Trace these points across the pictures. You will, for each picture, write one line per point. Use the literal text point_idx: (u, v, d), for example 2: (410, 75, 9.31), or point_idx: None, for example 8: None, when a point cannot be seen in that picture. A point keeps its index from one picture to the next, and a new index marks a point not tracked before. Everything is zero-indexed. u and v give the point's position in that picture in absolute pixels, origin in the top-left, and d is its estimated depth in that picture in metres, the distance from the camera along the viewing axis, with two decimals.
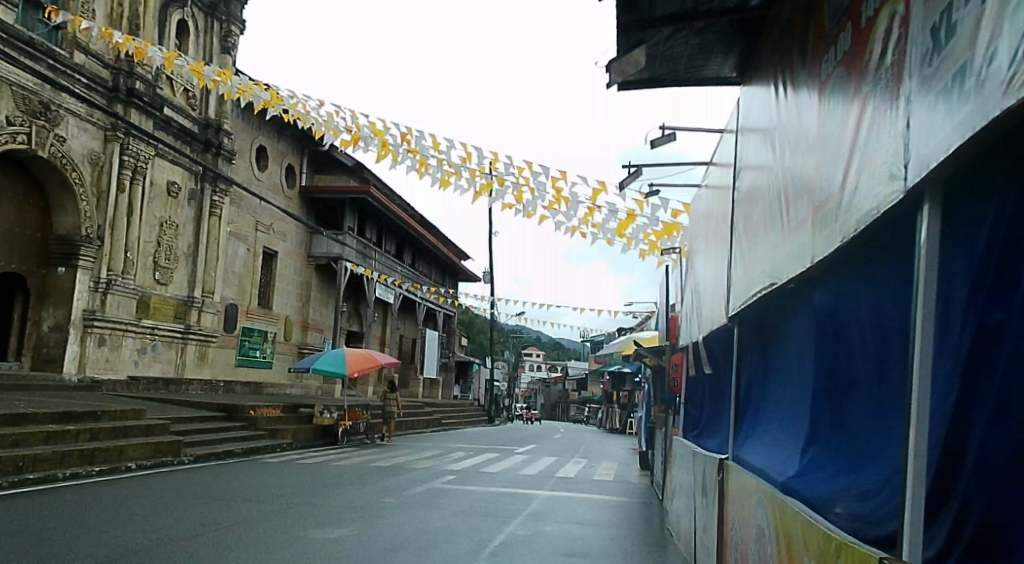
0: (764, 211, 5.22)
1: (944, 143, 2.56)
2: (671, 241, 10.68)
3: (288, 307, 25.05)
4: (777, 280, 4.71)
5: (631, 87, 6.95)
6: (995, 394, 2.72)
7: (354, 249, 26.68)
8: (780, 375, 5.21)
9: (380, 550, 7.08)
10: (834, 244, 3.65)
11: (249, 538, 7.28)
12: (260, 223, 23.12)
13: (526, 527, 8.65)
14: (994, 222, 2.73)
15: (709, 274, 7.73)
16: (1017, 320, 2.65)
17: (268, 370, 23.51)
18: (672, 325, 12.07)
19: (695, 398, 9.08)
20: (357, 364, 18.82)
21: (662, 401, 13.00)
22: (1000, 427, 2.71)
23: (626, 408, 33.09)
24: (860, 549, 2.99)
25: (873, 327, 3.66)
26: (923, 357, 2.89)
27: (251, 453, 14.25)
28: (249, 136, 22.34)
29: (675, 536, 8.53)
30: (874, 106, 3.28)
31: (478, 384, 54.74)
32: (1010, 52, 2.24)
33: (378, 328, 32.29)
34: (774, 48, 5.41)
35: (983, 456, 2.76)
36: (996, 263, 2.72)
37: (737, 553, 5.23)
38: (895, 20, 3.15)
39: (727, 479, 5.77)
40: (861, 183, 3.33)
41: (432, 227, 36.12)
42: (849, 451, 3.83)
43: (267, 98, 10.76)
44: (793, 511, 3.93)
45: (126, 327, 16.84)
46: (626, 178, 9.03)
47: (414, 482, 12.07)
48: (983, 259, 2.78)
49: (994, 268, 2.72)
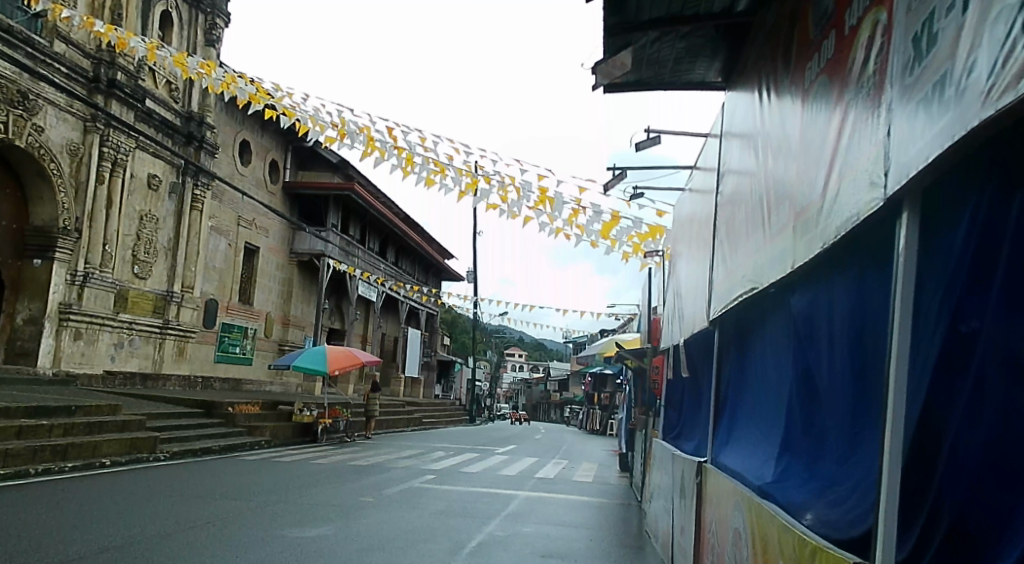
0: (746, 215, 5.24)
1: (924, 151, 2.58)
2: (654, 244, 10.67)
3: (269, 303, 24.92)
4: (758, 284, 4.73)
5: (617, 90, 6.96)
6: (967, 401, 2.75)
7: (337, 246, 26.57)
8: (758, 379, 5.23)
9: (357, 550, 7.05)
10: (815, 249, 3.67)
11: (224, 536, 7.22)
12: (242, 218, 22.97)
13: (504, 527, 8.65)
14: (967, 230, 2.75)
15: (691, 278, 7.76)
16: (989, 327, 2.68)
17: (248, 366, 23.37)
18: (654, 327, 12.10)
19: (675, 400, 9.10)
20: (338, 361, 18.74)
21: (642, 403, 13.04)
22: (971, 434, 2.74)
23: (607, 410, 33.16)
24: (834, 553, 3.01)
25: (850, 332, 3.69)
26: (899, 364, 2.90)
27: (228, 450, 14.15)
28: (232, 131, 22.22)
29: (653, 537, 8.56)
30: (856, 113, 3.30)
31: (460, 383, 54.71)
32: (990, 63, 2.26)
33: (360, 326, 32.20)
34: (759, 54, 5.43)
35: (955, 462, 2.79)
36: (968, 271, 2.74)
37: (713, 554, 5.26)
38: (878, 28, 3.17)
39: (705, 482, 5.80)
40: (842, 188, 3.35)
41: (416, 226, 36.05)
42: (825, 456, 3.85)
43: (252, 91, 10.67)
44: (769, 514, 3.94)
45: (103, 321, 16.67)
46: (611, 181, 9.06)
47: (393, 481, 12.03)
48: (957, 266, 2.80)
49: (967, 276, 2.75)
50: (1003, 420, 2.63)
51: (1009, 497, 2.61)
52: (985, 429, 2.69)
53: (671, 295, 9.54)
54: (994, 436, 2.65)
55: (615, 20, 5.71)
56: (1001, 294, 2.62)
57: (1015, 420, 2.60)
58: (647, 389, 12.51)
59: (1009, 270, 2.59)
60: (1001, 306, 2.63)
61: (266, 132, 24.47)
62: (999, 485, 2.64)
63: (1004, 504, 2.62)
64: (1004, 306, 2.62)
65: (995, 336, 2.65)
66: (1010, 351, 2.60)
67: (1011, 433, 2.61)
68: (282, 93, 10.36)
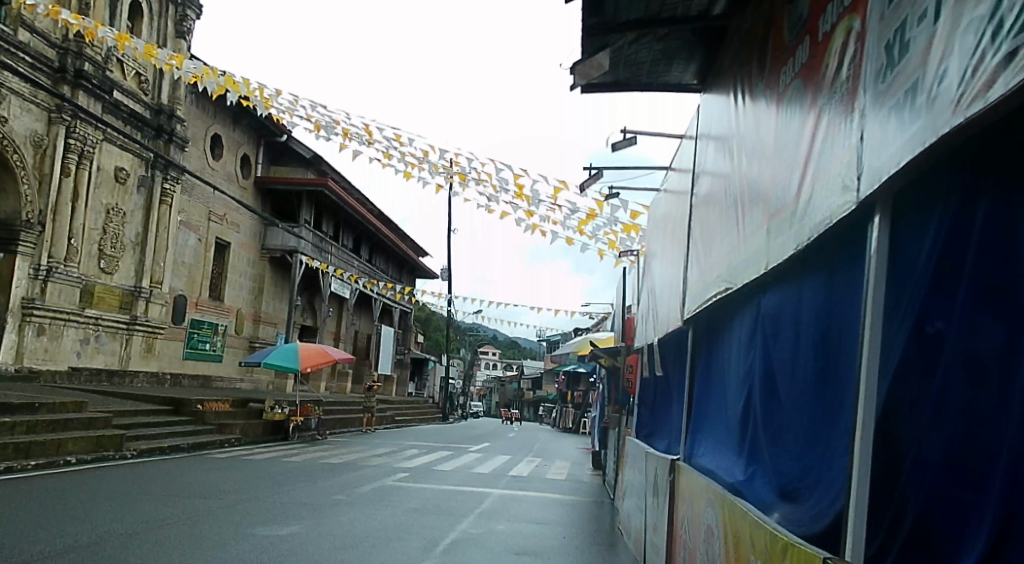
0: (720, 216, 5.32)
1: (895, 156, 2.65)
2: (630, 242, 10.73)
3: (240, 299, 24.71)
4: (732, 284, 4.78)
5: (594, 90, 7.01)
6: (932, 399, 2.82)
7: (310, 242, 26.36)
8: (727, 377, 5.31)
9: (329, 549, 7.04)
10: (789, 250, 3.72)
11: (193, 535, 7.18)
12: (213, 213, 22.76)
13: (479, 525, 8.68)
14: (936, 234, 2.82)
15: (665, 276, 7.83)
16: (954, 329, 2.75)
17: (218, 363, 23.19)
18: (628, 326, 12.21)
19: (649, 398, 9.18)
20: (310, 358, 18.63)
21: (616, 401, 13.11)
22: (939, 429, 2.79)
23: (580, 408, 33.27)
24: (805, 550, 3.06)
25: (821, 332, 3.74)
26: (869, 363, 2.96)
27: (197, 448, 14.04)
28: (204, 124, 22.00)
29: (625, 534, 8.64)
30: (830, 117, 3.36)
31: (433, 380, 54.53)
32: (959, 72, 2.33)
33: (332, 324, 32.03)
34: (734, 58, 5.51)
35: (920, 461, 2.86)
36: (934, 272, 2.82)
37: (685, 551, 5.32)
38: (851, 35, 3.24)
39: (678, 479, 5.85)
40: (815, 192, 3.41)
41: (391, 224, 35.92)
42: (792, 453, 3.91)
43: (223, 84, 10.57)
44: (741, 511, 3.99)
45: (68, 316, 16.46)
46: (587, 180, 9.12)
47: (366, 480, 12.01)
48: (924, 269, 2.87)
49: (933, 277, 2.82)
50: (965, 421, 2.71)
51: (969, 493, 2.69)
52: (947, 428, 2.76)
53: (646, 294, 9.63)
54: (957, 433, 2.73)
55: (593, 21, 5.74)
56: (968, 295, 2.69)
57: (977, 421, 2.68)
58: (620, 389, 12.59)
59: (979, 271, 2.66)
60: (967, 306, 2.70)
61: (238, 126, 24.24)
62: (960, 482, 2.72)
63: (965, 501, 2.70)
64: (969, 307, 2.69)
65: (957, 337, 2.73)
66: (975, 352, 2.68)
67: (973, 433, 2.69)
68: (254, 87, 10.27)
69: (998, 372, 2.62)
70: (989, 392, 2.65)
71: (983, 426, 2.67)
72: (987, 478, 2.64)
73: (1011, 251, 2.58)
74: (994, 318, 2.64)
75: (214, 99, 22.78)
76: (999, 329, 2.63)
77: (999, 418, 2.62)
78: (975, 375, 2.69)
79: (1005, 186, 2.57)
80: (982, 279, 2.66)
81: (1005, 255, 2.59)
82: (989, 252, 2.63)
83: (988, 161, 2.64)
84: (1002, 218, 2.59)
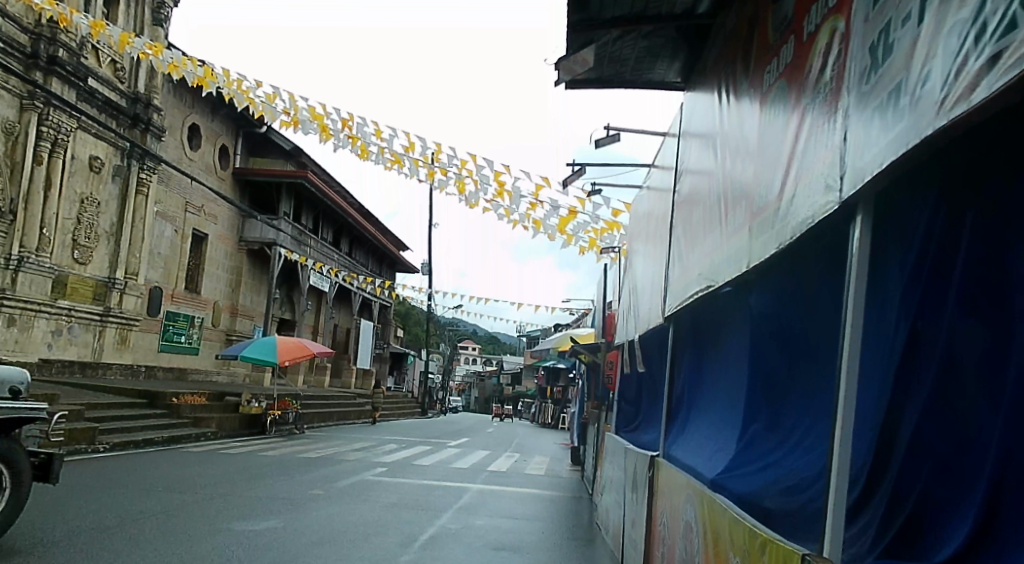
0: (703, 213, 5.34)
1: (877, 157, 2.68)
2: (610, 239, 10.85)
3: (217, 292, 24.52)
4: (714, 282, 4.80)
5: (578, 86, 7.01)
6: (918, 397, 2.84)
7: (288, 235, 26.24)
8: (711, 372, 5.30)
9: (306, 544, 7.02)
10: (770, 249, 3.74)
11: (166, 531, 7.11)
12: (190, 204, 22.54)
13: (457, 520, 8.68)
14: (927, 232, 2.83)
15: (647, 273, 7.86)
16: (942, 329, 2.76)
17: (194, 356, 23.02)
18: (609, 322, 12.31)
19: (629, 394, 9.22)
20: (288, 352, 18.52)
21: (595, 396, 13.15)
22: (922, 427, 2.82)
23: (559, 404, 33.35)
24: (784, 547, 3.09)
25: (810, 329, 3.75)
26: (853, 357, 2.98)
27: (172, 442, 13.93)
28: (181, 114, 21.78)
29: (603, 529, 8.70)
30: (813, 117, 3.39)
31: (412, 374, 54.38)
32: (942, 74, 2.35)
33: (311, 317, 31.85)
34: (719, 54, 5.53)
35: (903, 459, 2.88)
36: (926, 274, 2.84)
37: (664, 547, 5.34)
38: (835, 36, 3.26)
39: (657, 475, 5.88)
40: (798, 191, 3.44)
41: (371, 217, 35.82)
42: (776, 450, 3.92)
43: (201, 75, 10.49)
44: (719, 506, 3.99)
45: (40, 307, 16.22)
46: (570, 177, 9.14)
47: (344, 474, 11.97)
48: (916, 269, 2.89)
49: (928, 276, 2.82)
50: (950, 421, 2.73)
51: (952, 492, 2.70)
52: (932, 429, 2.79)
53: (626, 290, 9.69)
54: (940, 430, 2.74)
55: (578, 16, 5.72)
56: (958, 295, 2.70)
57: (961, 423, 2.70)
58: (600, 385, 12.62)
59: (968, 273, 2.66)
60: (958, 305, 2.70)
61: (216, 117, 24.00)
62: (942, 483, 2.74)
63: (946, 502, 2.72)
64: (959, 310, 2.70)
65: (945, 338, 2.75)
66: (962, 354, 2.69)
67: (958, 436, 2.70)
68: (232, 78, 10.19)
69: (982, 375, 2.64)
70: (975, 393, 2.66)
71: (965, 427, 2.69)
72: (968, 479, 2.66)
73: (1000, 254, 2.59)
74: (982, 322, 2.64)
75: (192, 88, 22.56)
76: (988, 332, 2.63)
77: (982, 419, 2.63)
78: (959, 377, 2.70)
79: (1000, 189, 2.58)
80: (974, 280, 2.67)
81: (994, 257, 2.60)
82: (979, 249, 2.64)
83: (978, 167, 2.65)
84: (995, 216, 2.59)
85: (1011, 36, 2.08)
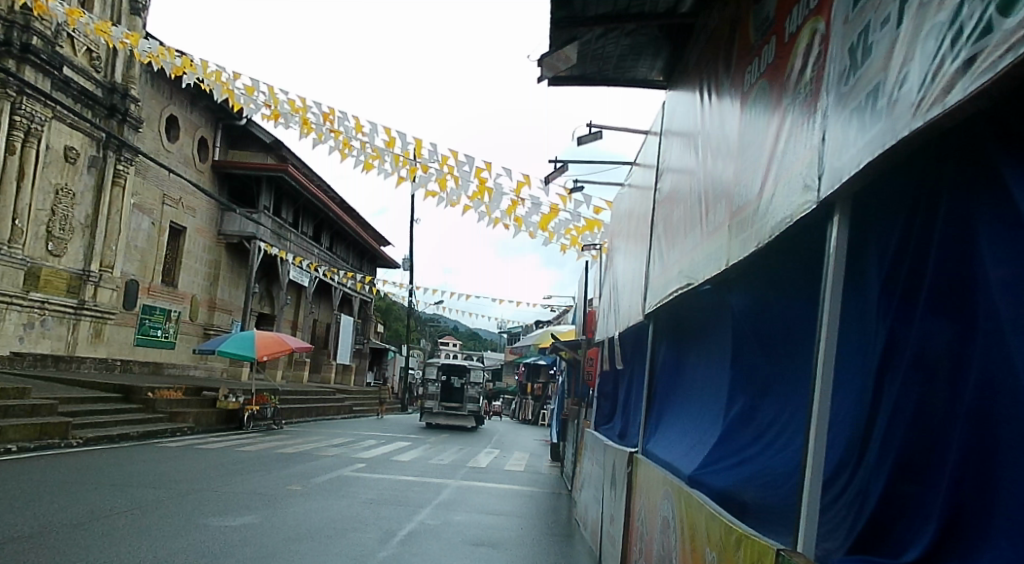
0: (683, 213, 5.37)
1: (855, 159, 2.71)
2: (591, 237, 10.94)
3: (195, 285, 24.33)
4: (693, 280, 4.82)
5: (560, 83, 7.01)
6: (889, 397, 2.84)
7: (268, 228, 26.15)
8: (689, 371, 5.32)
9: (281, 540, 6.98)
10: (749, 248, 3.77)
11: (141, 526, 7.07)
12: (168, 197, 22.31)
13: (436, 516, 8.70)
14: (900, 236, 2.84)
15: (627, 271, 7.91)
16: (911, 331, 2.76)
17: (171, 350, 22.89)
18: (590, 319, 12.40)
19: (608, 392, 9.26)
20: (266, 347, 18.38)
21: (576, 394, 13.27)
22: (894, 427, 2.80)
23: (541, 400, 33.39)
24: (759, 543, 3.12)
25: (788, 322, 3.77)
26: (827, 357, 3.02)
27: (147, 437, 13.86)
28: (159, 105, 21.55)
29: (582, 525, 8.74)
30: (793, 118, 3.41)
31: (392, 370, 54.29)
32: (919, 76, 2.38)
33: (291, 312, 31.75)
34: (700, 55, 5.61)
35: (879, 457, 2.86)
36: (900, 270, 2.83)
37: (642, 544, 5.37)
38: (815, 38, 3.28)
39: (635, 472, 5.91)
40: (777, 192, 3.47)
41: (353, 211, 35.71)
42: (752, 445, 3.94)
43: (180, 65, 10.38)
44: (697, 503, 4.00)
45: (11, 300, 16.01)
46: (552, 174, 9.18)
47: (324, 469, 11.94)
48: (891, 268, 2.89)
49: (900, 279, 2.82)
50: (916, 420, 2.69)
51: (915, 488, 2.68)
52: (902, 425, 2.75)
53: (607, 287, 9.76)
54: (912, 428, 2.71)
55: (560, 14, 5.74)
56: (926, 295, 2.68)
57: (926, 417, 2.66)
58: (580, 382, 12.69)
59: (934, 274, 2.65)
60: (927, 307, 2.67)
61: (195, 108, 23.77)
62: (907, 479, 2.71)
63: (907, 497, 2.71)
64: (926, 310, 2.68)
65: (916, 337, 2.71)
66: (929, 354, 2.66)
67: (922, 433, 2.67)
68: (213, 70, 10.10)
69: (948, 370, 2.59)
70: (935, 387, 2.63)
71: (933, 421, 2.64)
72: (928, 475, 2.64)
73: (961, 246, 2.55)
74: (943, 318, 2.61)
75: (172, 79, 22.35)
76: (949, 328, 2.59)
77: (947, 415, 2.59)
78: (925, 376, 2.68)
79: (964, 182, 2.55)
80: (942, 275, 2.63)
81: (957, 256, 2.57)
82: (946, 249, 2.61)
83: (943, 167, 2.64)
84: (958, 217, 2.56)
85: (985, 40, 2.12)
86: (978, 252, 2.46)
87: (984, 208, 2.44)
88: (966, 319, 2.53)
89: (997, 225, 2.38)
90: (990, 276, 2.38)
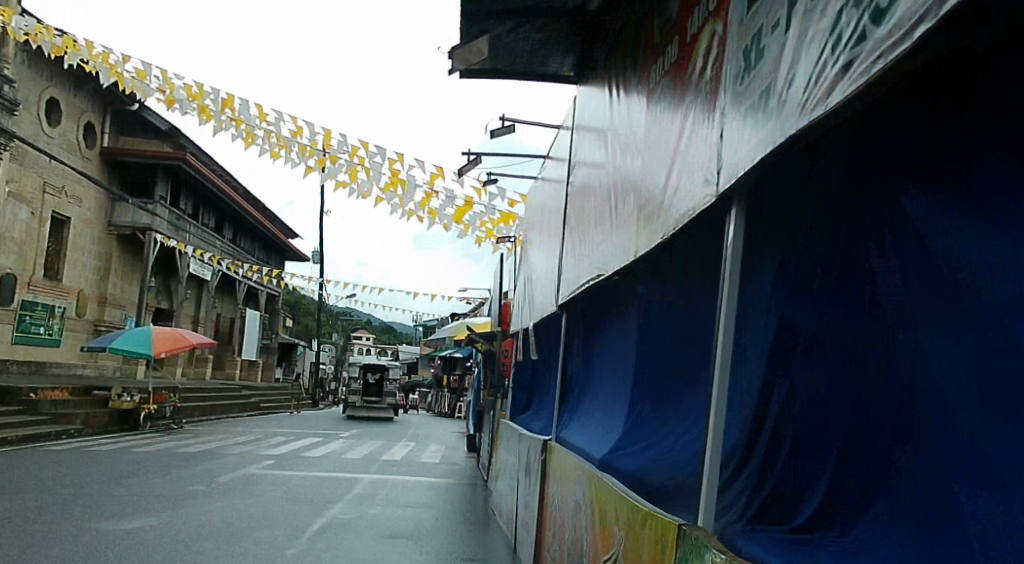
0: (594, 206, 5.51)
1: (749, 155, 2.87)
2: (506, 229, 11.04)
3: (82, 279, 23.34)
4: (603, 272, 4.97)
5: (472, 75, 7.07)
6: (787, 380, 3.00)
7: (164, 220, 25.31)
8: (602, 359, 5.46)
9: (184, 541, 6.84)
10: (656, 239, 3.92)
11: (32, 533, 6.79)
12: (49, 185, 21.33)
13: (348, 510, 8.66)
14: (795, 228, 3.02)
15: (541, 262, 8.05)
16: (806, 318, 2.93)
17: (56, 348, 21.88)
18: (504, 310, 12.53)
19: (523, 382, 9.38)
20: (162, 343, 17.81)
21: (491, 385, 13.40)
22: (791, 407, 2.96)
23: (455, 392, 33.44)
24: (663, 519, 3.26)
25: (694, 310, 3.93)
26: (726, 342, 3.18)
27: (30, 439, 13.26)
28: (37, 88, 20.52)
29: (498, 513, 8.86)
30: (695, 115, 3.57)
31: (301, 366, 53.36)
32: (805, 78, 2.54)
33: (191, 307, 30.80)
34: (609, 52, 5.77)
35: (777, 436, 3.01)
36: (796, 261, 3.00)
37: (556, 528, 5.50)
38: (714, 39, 3.44)
39: (550, 458, 6.04)
40: (680, 185, 3.62)
41: (257, 202, 34.87)
42: (661, 429, 4.10)
43: (61, 45, 9.94)
44: (607, 485, 4.13)
45: None
46: (467, 166, 9.22)
47: (228, 468, 11.71)
48: (788, 258, 3.06)
49: (797, 269, 2.99)
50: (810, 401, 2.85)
51: (807, 463, 2.83)
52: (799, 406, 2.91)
53: (522, 279, 9.88)
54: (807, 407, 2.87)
55: (471, 7, 5.79)
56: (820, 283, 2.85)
57: (820, 398, 2.81)
58: (495, 373, 12.82)
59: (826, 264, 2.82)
60: (823, 295, 2.84)
61: (79, 93, 22.75)
62: (801, 456, 2.86)
63: (801, 472, 2.85)
64: (820, 298, 2.85)
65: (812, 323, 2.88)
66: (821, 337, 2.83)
67: (815, 413, 2.82)
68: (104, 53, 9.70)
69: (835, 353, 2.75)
70: (825, 370, 2.78)
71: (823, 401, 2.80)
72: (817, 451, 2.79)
73: (847, 237, 2.72)
74: (833, 305, 2.78)
75: (51, 61, 21.32)
76: (838, 314, 2.75)
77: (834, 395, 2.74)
78: (817, 358, 2.84)
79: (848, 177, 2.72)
80: (832, 264, 2.80)
81: (844, 247, 2.74)
82: (835, 240, 2.78)
83: (831, 164, 2.82)
84: (844, 210, 2.73)
85: (859, 47, 2.25)
86: (863, 242, 2.62)
87: (868, 202, 2.61)
88: (850, 305, 2.69)
89: (879, 216, 2.54)
90: (876, 266, 2.53)
